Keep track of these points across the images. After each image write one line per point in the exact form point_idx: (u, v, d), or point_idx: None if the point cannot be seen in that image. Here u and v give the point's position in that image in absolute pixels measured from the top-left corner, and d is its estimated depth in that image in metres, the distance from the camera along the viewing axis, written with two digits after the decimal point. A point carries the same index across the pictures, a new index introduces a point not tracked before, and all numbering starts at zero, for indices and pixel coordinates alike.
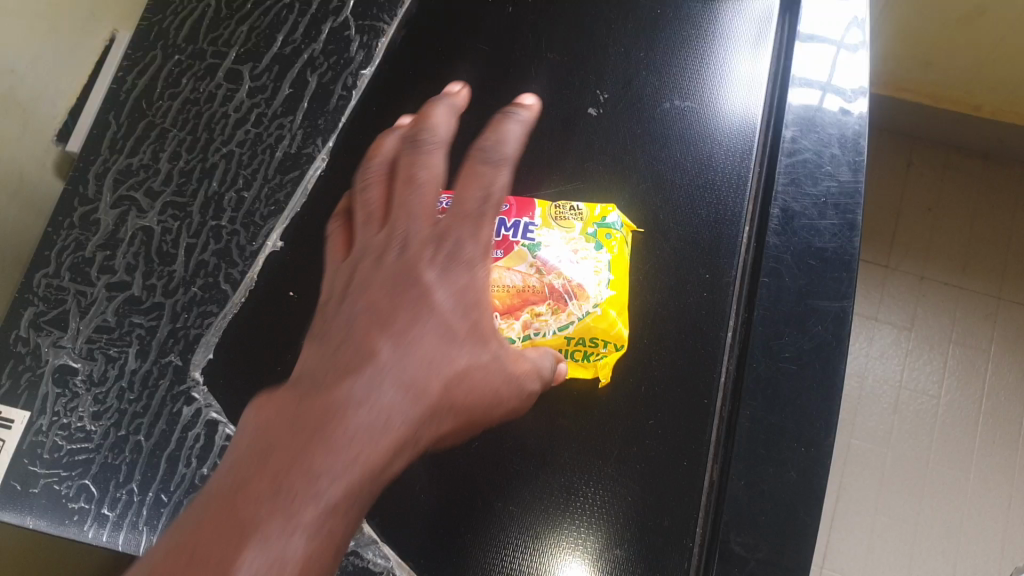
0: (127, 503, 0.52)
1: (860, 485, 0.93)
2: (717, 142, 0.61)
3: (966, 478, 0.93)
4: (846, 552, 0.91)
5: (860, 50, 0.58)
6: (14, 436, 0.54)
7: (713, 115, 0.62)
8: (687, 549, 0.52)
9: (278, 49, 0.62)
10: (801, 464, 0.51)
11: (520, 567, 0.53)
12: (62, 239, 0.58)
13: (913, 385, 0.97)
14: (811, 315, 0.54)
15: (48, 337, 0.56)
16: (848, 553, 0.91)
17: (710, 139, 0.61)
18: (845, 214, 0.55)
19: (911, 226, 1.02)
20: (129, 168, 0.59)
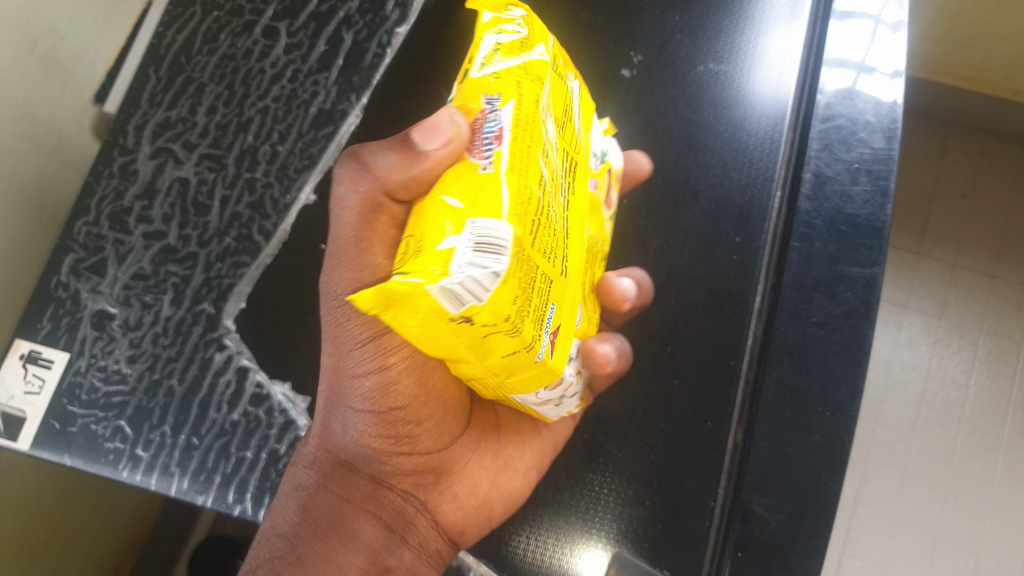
0: (160, 444, 0.54)
1: (884, 473, 0.92)
2: (748, 118, 0.61)
3: (996, 471, 0.91)
4: (867, 539, 0.91)
5: (900, 30, 0.56)
6: (53, 376, 0.55)
7: (745, 91, 0.61)
8: (708, 509, 0.53)
9: (315, 7, 0.63)
10: (826, 428, 0.51)
11: (542, 520, 0.55)
12: (102, 188, 0.59)
13: (942, 373, 0.95)
14: (841, 281, 0.53)
15: (87, 283, 0.57)
16: (869, 540, 0.91)
17: (742, 116, 0.61)
18: (878, 180, 0.54)
19: (945, 212, 1.00)
20: (168, 120, 0.60)
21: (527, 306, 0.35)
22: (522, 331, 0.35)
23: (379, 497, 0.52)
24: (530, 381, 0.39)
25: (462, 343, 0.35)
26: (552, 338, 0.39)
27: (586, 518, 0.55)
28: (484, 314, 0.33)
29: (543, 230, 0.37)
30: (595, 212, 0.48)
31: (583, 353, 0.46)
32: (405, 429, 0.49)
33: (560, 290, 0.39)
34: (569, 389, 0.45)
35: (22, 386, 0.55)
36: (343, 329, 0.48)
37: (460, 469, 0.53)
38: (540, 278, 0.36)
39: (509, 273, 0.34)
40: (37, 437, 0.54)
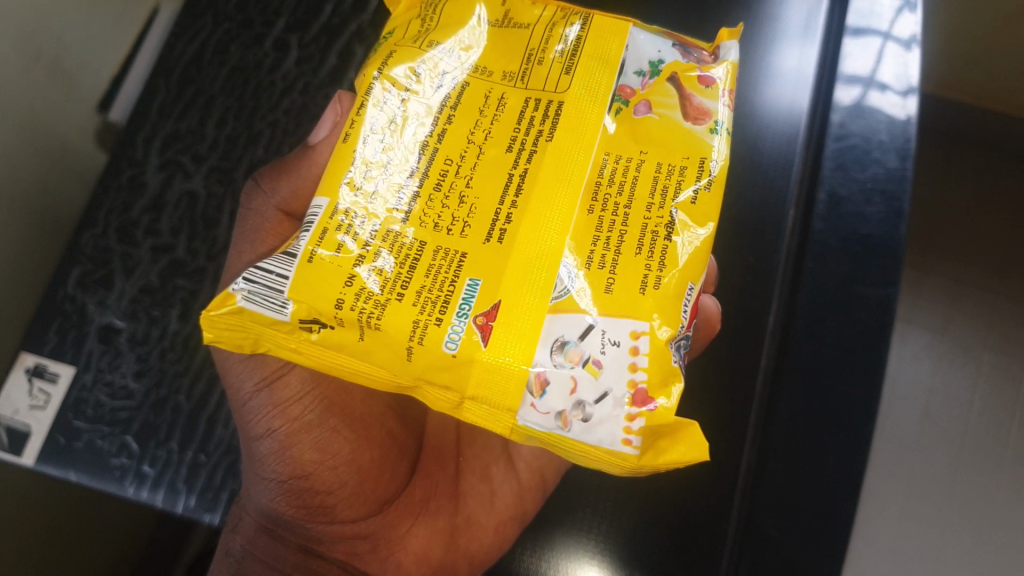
0: (166, 461, 0.56)
1: (882, 499, 0.77)
2: (763, 142, 0.61)
3: (1001, 494, 0.77)
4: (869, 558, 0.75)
5: (911, 47, 0.55)
6: (59, 390, 0.56)
7: (756, 113, 0.62)
8: (721, 533, 0.54)
9: (326, 20, 0.62)
10: (840, 450, 0.50)
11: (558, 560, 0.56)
12: (109, 201, 0.60)
13: (945, 390, 0.83)
14: (856, 301, 0.52)
15: (94, 296, 0.58)
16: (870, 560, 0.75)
17: (759, 142, 0.61)
18: (891, 201, 0.53)
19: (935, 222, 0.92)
20: (178, 132, 0.61)
21: (397, 290, 0.36)
22: (397, 312, 0.36)
23: (313, 568, 0.55)
24: (487, 382, 0.36)
25: (354, 357, 0.37)
26: (486, 319, 0.36)
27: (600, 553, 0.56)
28: (319, 305, 0.36)
29: (441, 206, 0.37)
30: (671, 137, 0.39)
31: (622, 328, 0.36)
32: (316, 498, 0.53)
33: (489, 262, 0.36)
34: (585, 387, 0.36)
35: (27, 401, 0.56)
36: (237, 400, 0.52)
37: (399, 538, 0.55)
38: (434, 255, 0.37)
39: (329, 260, 0.36)
40: (41, 453, 0.55)
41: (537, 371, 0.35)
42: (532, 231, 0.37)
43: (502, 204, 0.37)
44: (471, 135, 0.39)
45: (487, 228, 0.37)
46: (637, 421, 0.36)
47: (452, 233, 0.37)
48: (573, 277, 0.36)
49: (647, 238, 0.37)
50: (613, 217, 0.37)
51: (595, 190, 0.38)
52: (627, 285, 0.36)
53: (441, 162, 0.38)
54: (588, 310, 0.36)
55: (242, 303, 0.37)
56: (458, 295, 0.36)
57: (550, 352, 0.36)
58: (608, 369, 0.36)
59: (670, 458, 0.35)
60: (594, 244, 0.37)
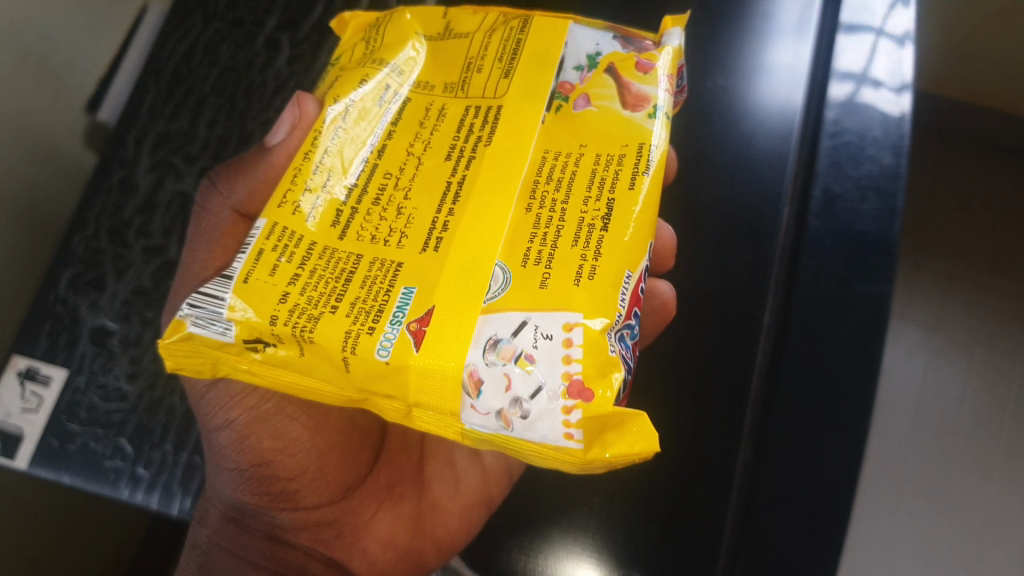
0: (161, 463, 0.55)
1: (875, 496, 0.74)
2: (756, 140, 0.61)
3: (993, 492, 0.74)
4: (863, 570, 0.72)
5: (904, 44, 0.56)
6: (52, 393, 0.56)
7: (743, 116, 0.62)
8: (720, 531, 0.53)
9: (317, 19, 0.62)
10: (838, 448, 0.50)
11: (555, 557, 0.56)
12: (99, 202, 0.59)
13: (935, 386, 0.79)
14: (851, 299, 0.52)
15: (86, 298, 0.58)
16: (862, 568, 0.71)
17: (754, 141, 0.61)
18: (886, 198, 0.53)
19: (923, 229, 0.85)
20: (169, 132, 0.61)
21: (330, 303, 0.34)
22: (330, 323, 0.34)
23: (279, 555, 0.54)
24: (425, 388, 0.34)
25: (296, 373, 0.35)
26: (420, 325, 0.34)
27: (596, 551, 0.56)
28: (259, 325, 0.34)
29: (379, 218, 0.36)
30: (608, 129, 0.38)
31: (555, 321, 0.33)
32: (276, 485, 0.51)
33: (426, 268, 0.35)
34: (519, 382, 0.33)
35: (19, 404, 0.55)
36: (195, 392, 0.50)
37: (364, 524, 0.55)
38: (369, 267, 0.35)
39: (264, 279, 0.35)
40: (35, 456, 0.55)
41: (470, 369, 0.33)
42: (469, 233, 0.35)
43: (439, 213, 0.36)
44: (411, 147, 0.38)
45: (423, 239, 0.36)
46: (575, 414, 0.32)
47: (389, 244, 0.36)
48: (507, 276, 0.35)
49: (584, 231, 0.35)
50: (552, 212, 0.36)
51: (534, 189, 0.36)
52: (564, 278, 0.34)
53: (380, 176, 0.38)
54: (520, 305, 0.34)
55: (190, 329, 0.35)
56: (391, 305, 0.34)
57: (483, 351, 0.33)
58: (543, 358, 0.33)
59: (614, 454, 0.32)
60: (530, 241, 0.35)
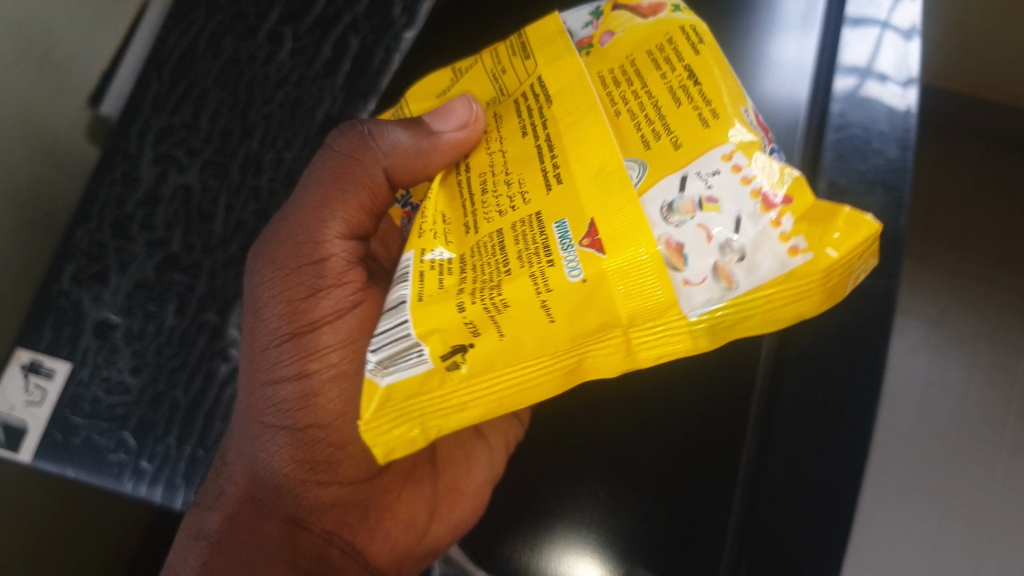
0: (164, 456, 0.55)
1: (880, 491, 0.71)
2: None
3: (1000, 484, 0.71)
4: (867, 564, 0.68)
5: (911, 36, 0.54)
6: (55, 386, 0.56)
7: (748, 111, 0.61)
8: (722, 525, 0.54)
9: (321, 12, 0.62)
10: (841, 440, 0.49)
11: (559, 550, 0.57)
12: (103, 195, 0.59)
13: (942, 380, 0.76)
14: (856, 293, 0.51)
15: (89, 291, 0.58)
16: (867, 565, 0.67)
17: None
18: (891, 191, 0.53)
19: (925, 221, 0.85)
20: (172, 125, 0.61)
21: (502, 269, 0.32)
22: (512, 279, 0.32)
23: (298, 539, 0.53)
24: (633, 283, 0.31)
25: (521, 365, 0.32)
26: (593, 236, 0.31)
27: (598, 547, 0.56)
28: (448, 326, 0.32)
29: (496, 198, 0.35)
30: (644, 30, 0.37)
31: (710, 160, 0.32)
32: (326, 452, 0.50)
33: (564, 202, 0.33)
34: (718, 225, 0.31)
35: (23, 397, 0.56)
36: (255, 344, 0.50)
37: (388, 505, 0.56)
38: (513, 229, 0.33)
39: (437, 291, 0.33)
40: (38, 449, 0.55)
41: (666, 241, 0.31)
42: (586, 152, 0.33)
43: (546, 158, 0.34)
44: (490, 150, 0.38)
45: (545, 180, 0.34)
46: (785, 222, 0.30)
47: (515, 211, 0.34)
48: (640, 164, 0.33)
49: (680, 91, 0.34)
50: (639, 101, 0.35)
51: (611, 99, 0.35)
52: (689, 133, 0.33)
53: (479, 178, 0.37)
54: (672, 172, 0.32)
55: (385, 383, 0.33)
56: (553, 235, 0.32)
57: (664, 222, 0.31)
58: (725, 199, 0.31)
59: (847, 252, 0.29)
60: (640, 130, 0.34)
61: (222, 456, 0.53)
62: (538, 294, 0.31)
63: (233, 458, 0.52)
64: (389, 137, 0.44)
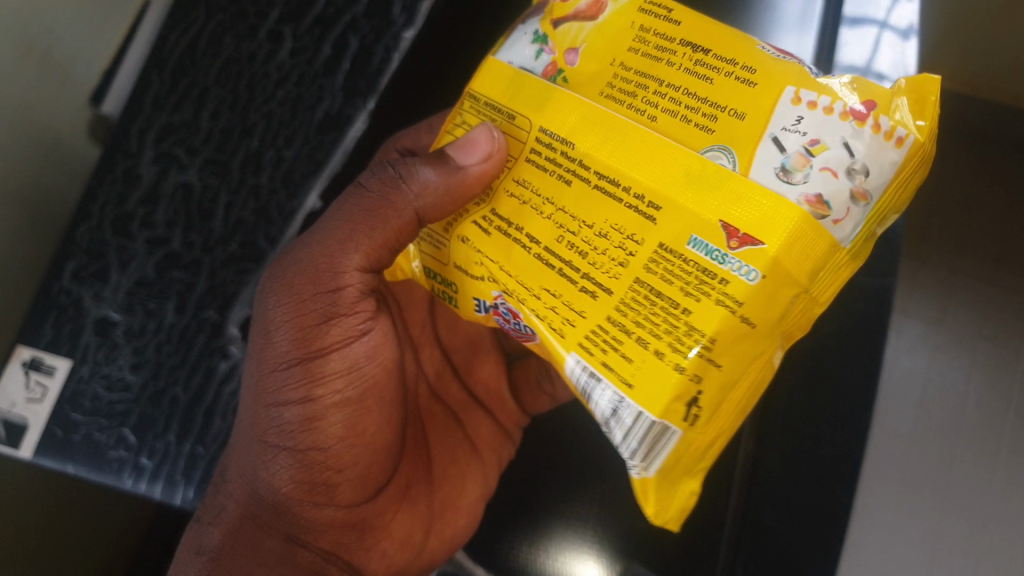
0: (164, 453, 0.56)
1: (878, 489, 0.72)
2: None
3: (1000, 483, 0.71)
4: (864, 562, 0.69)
5: (909, 37, 0.54)
6: (56, 383, 0.56)
7: None
8: (720, 521, 0.54)
9: (321, 10, 0.61)
10: (839, 440, 0.50)
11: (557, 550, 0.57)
12: (104, 192, 0.60)
13: (940, 380, 0.76)
14: (850, 291, 0.52)
15: (89, 289, 0.58)
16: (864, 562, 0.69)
17: None
18: None
19: (925, 220, 0.83)
20: (172, 124, 0.61)
21: (673, 311, 0.33)
22: (703, 317, 0.33)
23: (293, 559, 0.50)
24: (799, 245, 0.32)
25: (730, 374, 0.34)
26: (737, 233, 0.32)
27: (596, 547, 0.56)
28: (663, 392, 0.33)
29: (595, 252, 0.35)
30: (603, 36, 0.39)
31: (787, 111, 0.34)
32: (324, 475, 0.48)
33: (680, 225, 0.33)
34: (836, 160, 0.33)
35: (23, 394, 0.56)
36: (257, 364, 0.47)
37: (384, 526, 0.52)
38: (652, 272, 0.34)
39: (631, 368, 0.34)
40: (39, 446, 0.55)
41: (805, 198, 0.32)
42: (664, 176, 0.34)
43: (624, 194, 0.35)
44: (542, 212, 0.37)
45: (638, 218, 0.34)
46: (879, 121, 0.33)
47: (635, 256, 0.34)
48: (722, 154, 0.34)
49: (704, 72, 0.36)
50: (668, 97, 0.36)
51: (638, 112, 0.36)
52: (742, 102, 0.35)
53: (558, 242, 0.36)
54: (760, 143, 0.33)
55: (653, 470, 0.36)
56: (704, 261, 0.33)
57: (792, 184, 0.32)
58: (824, 134, 0.33)
59: (930, 111, 0.33)
60: (688, 121, 0.35)
61: (222, 472, 0.52)
62: (726, 311, 0.32)
63: (233, 476, 0.50)
64: (418, 176, 0.40)
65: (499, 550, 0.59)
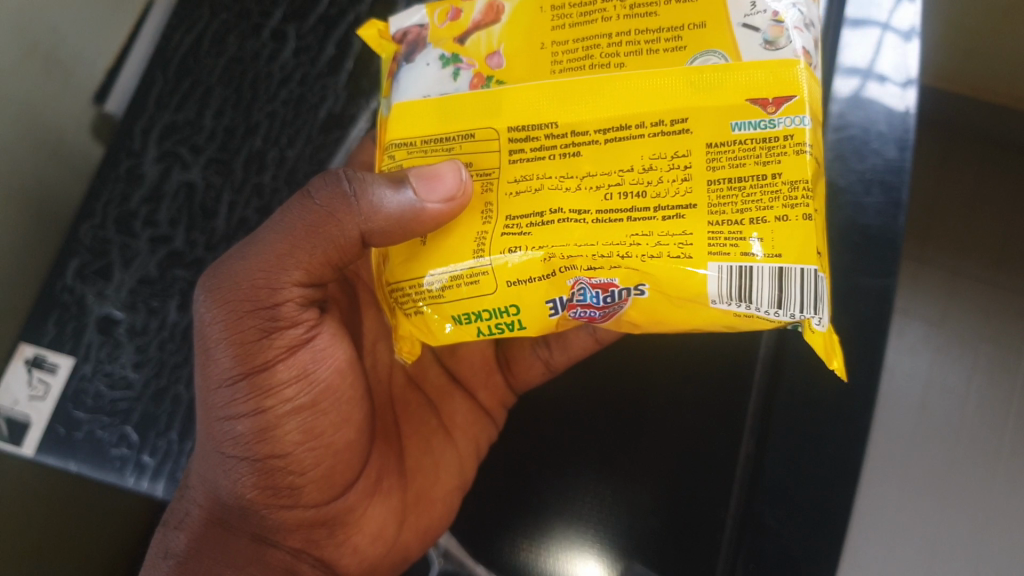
0: (166, 451, 0.55)
1: (880, 491, 0.71)
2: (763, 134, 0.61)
3: (1000, 486, 0.71)
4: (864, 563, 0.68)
5: (911, 38, 0.54)
6: (59, 380, 0.57)
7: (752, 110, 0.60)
8: (721, 521, 0.53)
9: (324, 10, 0.62)
10: (839, 441, 0.50)
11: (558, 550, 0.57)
12: (107, 191, 0.61)
13: (942, 382, 0.76)
14: (855, 293, 0.52)
15: (93, 287, 0.59)
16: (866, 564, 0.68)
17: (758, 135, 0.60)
18: (890, 192, 0.53)
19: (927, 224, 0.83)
20: (175, 123, 0.62)
21: (760, 177, 0.35)
22: (793, 166, 0.35)
23: (265, 556, 0.51)
24: (813, 80, 0.37)
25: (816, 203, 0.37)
26: (775, 100, 0.36)
27: (597, 547, 0.56)
28: (805, 240, 0.34)
29: (660, 177, 0.36)
30: (515, 30, 0.41)
31: (738, 3, 0.37)
32: (286, 479, 0.48)
33: (715, 120, 0.36)
34: (799, 23, 0.37)
35: (27, 391, 0.56)
36: (206, 380, 0.47)
37: (355, 521, 0.52)
38: (722, 168, 0.36)
39: (771, 236, 0.35)
40: (41, 443, 0.55)
41: (804, 54, 0.36)
42: (677, 95, 0.37)
43: (643, 126, 0.37)
44: (569, 185, 0.38)
45: (676, 139, 0.36)
46: None
47: (693, 161, 0.36)
48: (713, 57, 0.37)
49: (643, 9, 0.38)
50: (625, 41, 0.38)
51: (607, 67, 0.38)
52: (698, 23, 0.38)
53: (614, 194, 0.37)
54: (732, 42, 0.37)
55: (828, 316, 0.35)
56: (760, 134, 0.36)
57: (781, 49, 0.36)
58: (776, 11, 0.37)
59: None
60: (663, 52, 0.38)
61: (186, 477, 0.52)
62: (806, 153, 0.35)
63: (195, 482, 0.50)
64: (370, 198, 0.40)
65: (498, 549, 0.59)
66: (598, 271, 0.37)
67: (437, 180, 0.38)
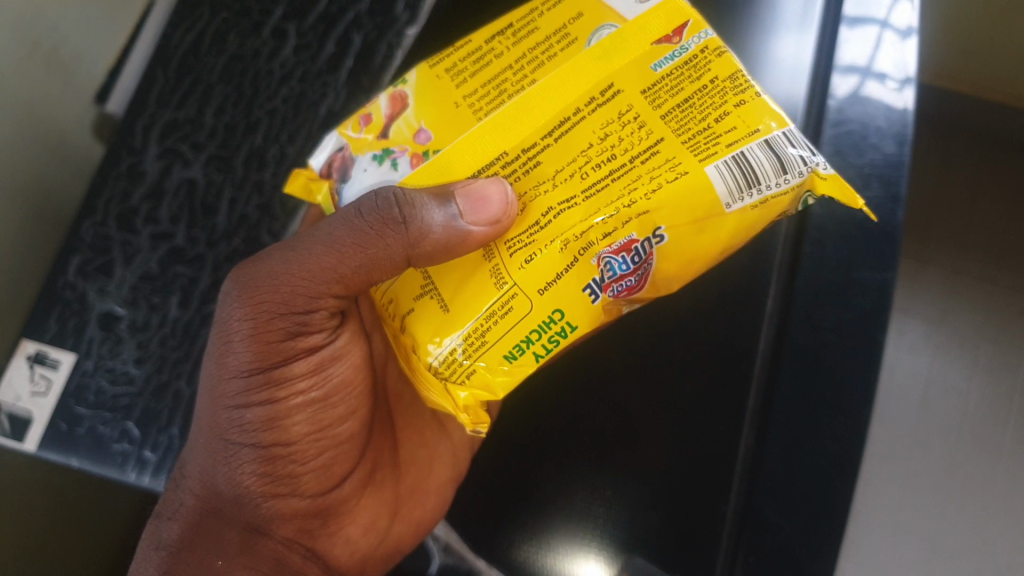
0: (167, 447, 0.56)
1: (880, 487, 0.71)
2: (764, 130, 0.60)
3: (1001, 482, 0.71)
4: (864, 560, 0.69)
5: (909, 36, 0.54)
6: (60, 376, 0.57)
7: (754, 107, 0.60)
8: (721, 513, 0.54)
9: (324, 8, 0.62)
10: (838, 431, 0.50)
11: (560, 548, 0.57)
12: (109, 188, 0.60)
13: (943, 380, 0.75)
14: (852, 286, 0.51)
15: (94, 284, 0.59)
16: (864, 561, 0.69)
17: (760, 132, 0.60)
18: (890, 185, 0.53)
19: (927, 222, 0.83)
20: (177, 120, 0.62)
21: (697, 87, 0.39)
22: (719, 67, 0.40)
23: (257, 544, 0.53)
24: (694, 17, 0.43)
25: None
26: (678, 31, 0.41)
27: (597, 546, 0.56)
28: (754, 114, 0.39)
29: (619, 141, 0.39)
30: (429, 104, 0.43)
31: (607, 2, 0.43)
32: (287, 468, 0.51)
33: (639, 72, 0.40)
34: None
35: (29, 387, 0.57)
36: (216, 371, 0.48)
37: (348, 512, 0.56)
38: (666, 109, 0.39)
39: (736, 120, 0.38)
40: (43, 439, 0.56)
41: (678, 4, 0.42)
42: (601, 70, 0.40)
43: (589, 100, 0.40)
44: (550, 179, 0.39)
45: (617, 104, 0.39)
46: None
47: (639, 109, 0.39)
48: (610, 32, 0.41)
49: (528, 29, 0.43)
50: (532, 58, 0.42)
51: (530, 76, 0.41)
52: (579, 27, 0.42)
53: (588, 167, 0.38)
54: (622, 20, 0.42)
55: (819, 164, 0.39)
56: (683, 56, 0.40)
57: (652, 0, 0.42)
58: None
59: None
60: (567, 50, 0.42)
61: (181, 467, 0.52)
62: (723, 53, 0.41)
63: (191, 471, 0.51)
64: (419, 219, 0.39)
65: (500, 548, 0.59)
66: (621, 232, 0.38)
67: (483, 202, 0.37)
